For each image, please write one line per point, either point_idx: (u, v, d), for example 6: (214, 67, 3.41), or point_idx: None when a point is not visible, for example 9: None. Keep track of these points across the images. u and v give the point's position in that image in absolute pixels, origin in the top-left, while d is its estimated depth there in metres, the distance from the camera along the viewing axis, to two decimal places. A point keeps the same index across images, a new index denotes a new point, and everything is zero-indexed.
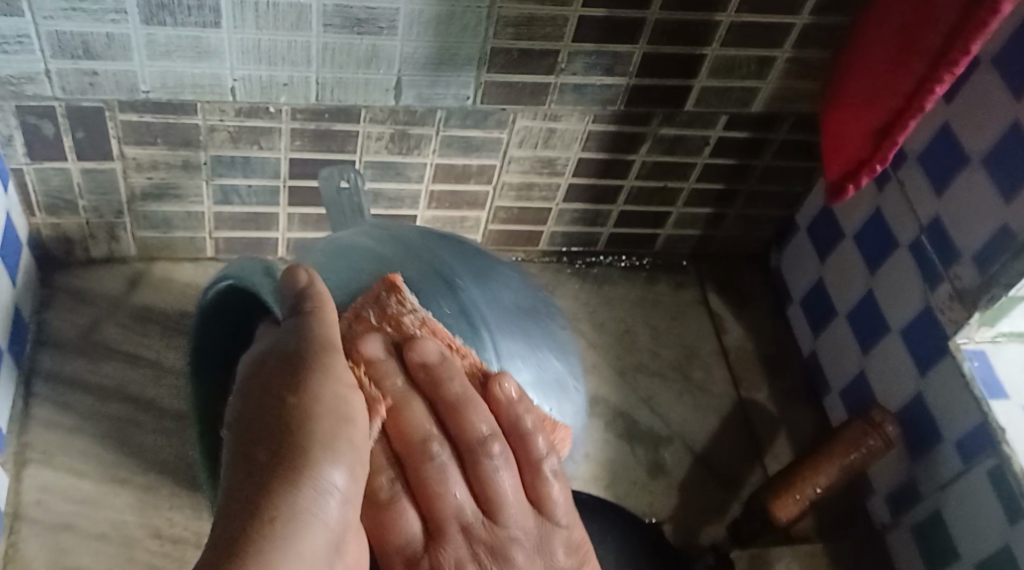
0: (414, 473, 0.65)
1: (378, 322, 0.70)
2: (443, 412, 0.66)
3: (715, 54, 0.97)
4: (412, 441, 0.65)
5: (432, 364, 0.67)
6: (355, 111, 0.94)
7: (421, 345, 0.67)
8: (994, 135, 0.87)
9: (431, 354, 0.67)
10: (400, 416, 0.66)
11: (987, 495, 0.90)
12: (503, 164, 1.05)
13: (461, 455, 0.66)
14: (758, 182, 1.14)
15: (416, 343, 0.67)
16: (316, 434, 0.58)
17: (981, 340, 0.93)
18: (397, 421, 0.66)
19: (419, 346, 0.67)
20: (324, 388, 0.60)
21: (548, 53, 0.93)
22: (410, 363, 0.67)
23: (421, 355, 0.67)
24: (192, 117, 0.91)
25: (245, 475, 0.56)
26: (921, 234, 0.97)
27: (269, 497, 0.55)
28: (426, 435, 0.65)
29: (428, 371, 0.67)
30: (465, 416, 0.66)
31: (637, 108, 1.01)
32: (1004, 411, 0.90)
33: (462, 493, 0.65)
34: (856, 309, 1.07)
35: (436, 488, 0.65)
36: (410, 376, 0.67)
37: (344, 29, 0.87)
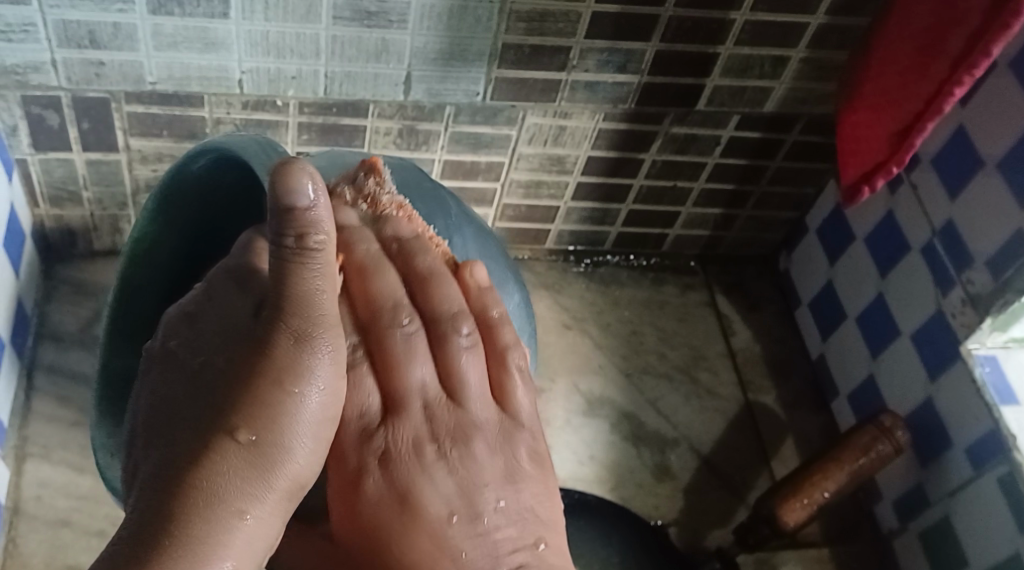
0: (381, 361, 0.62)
1: (352, 199, 0.68)
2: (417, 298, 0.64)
3: (729, 53, 0.96)
4: (382, 305, 0.63)
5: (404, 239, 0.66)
6: (364, 106, 0.93)
7: (397, 221, 0.67)
8: (1010, 137, 0.86)
9: (404, 231, 0.67)
10: (368, 282, 0.63)
11: (996, 503, 0.89)
12: (512, 161, 1.03)
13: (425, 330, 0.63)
14: (769, 184, 1.12)
15: (390, 220, 0.67)
16: (272, 413, 0.52)
17: (993, 346, 0.92)
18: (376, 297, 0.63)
19: (391, 224, 0.67)
20: (295, 360, 0.53)
21: (559, 49, 0.92)
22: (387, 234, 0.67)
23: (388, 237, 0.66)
24: (198, 110, 0.90)
25: (190, 443, 0.52)
26: (934, 237, 0.96)
27: (214, 468, 0.51)
28: (397, 299, 0.63)
29: (401, 245, 0.66)
30: (435, 287, 0.64)
31: (649, 107, 1.00)
32: (1015, 418, 0.88)
33: (425, 374, 0.62)
34: (866, 313, 1.06)
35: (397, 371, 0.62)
36: (392, 247, 0.66)
37: (354, 22, 0.86)
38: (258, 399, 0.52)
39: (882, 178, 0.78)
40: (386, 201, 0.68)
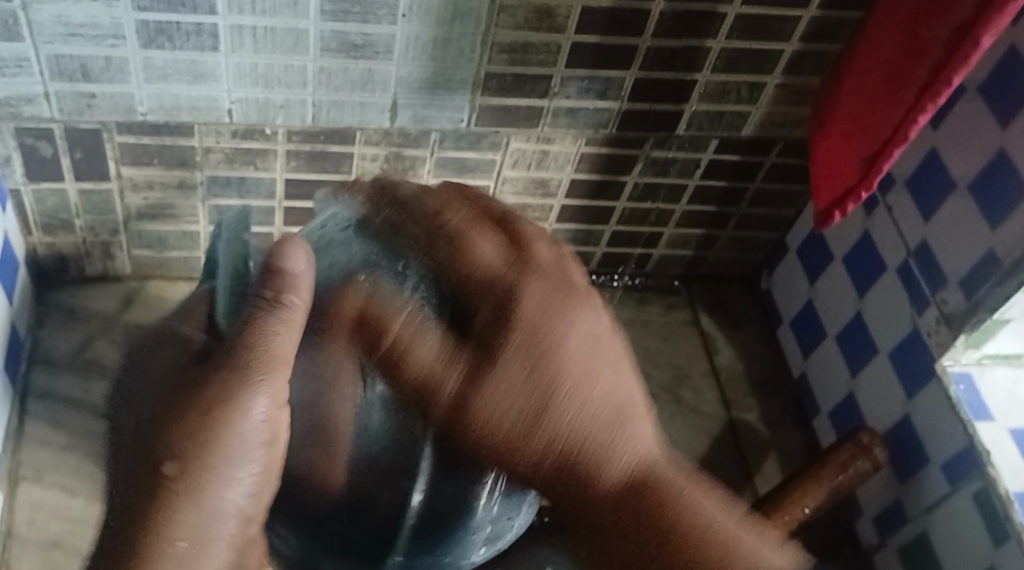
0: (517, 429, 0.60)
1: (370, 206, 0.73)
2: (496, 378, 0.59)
3: (706, 80, 0.98)
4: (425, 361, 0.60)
5: (500, 294, 0.61)
6: (351, 133, 0.95)
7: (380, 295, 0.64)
8: (980, 161, 0.89)
9: (488, 255, 0.63)
10: (469, 252, 0.63)
11: (971, 517, 0.91)
12: (496, 185, 1.06)
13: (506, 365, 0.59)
14: (749, 205, 1.15)
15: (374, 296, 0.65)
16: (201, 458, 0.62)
17: (967, 363, 0.94)
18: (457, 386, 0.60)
19: (476, 249, 0.63)
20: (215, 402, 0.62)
21: (541, 78, 0.94)
22: None
23: (483, 262, 0.62)
24: (188, 139, 0.92)
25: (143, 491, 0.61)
26: (908, 258, 0.98)
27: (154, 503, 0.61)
28: (508, 294, 0.61)
29: (501, 300, 0.61)
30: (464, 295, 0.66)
31: (629, 132, 1.02)
32: (989, 434, 0.91)
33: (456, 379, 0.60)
34: (845, 331, 1.09)
35: (552, 398, 0.59)
36: None
37: (340, 53, 0.88)
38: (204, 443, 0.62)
39: (854, 203, 0.81)
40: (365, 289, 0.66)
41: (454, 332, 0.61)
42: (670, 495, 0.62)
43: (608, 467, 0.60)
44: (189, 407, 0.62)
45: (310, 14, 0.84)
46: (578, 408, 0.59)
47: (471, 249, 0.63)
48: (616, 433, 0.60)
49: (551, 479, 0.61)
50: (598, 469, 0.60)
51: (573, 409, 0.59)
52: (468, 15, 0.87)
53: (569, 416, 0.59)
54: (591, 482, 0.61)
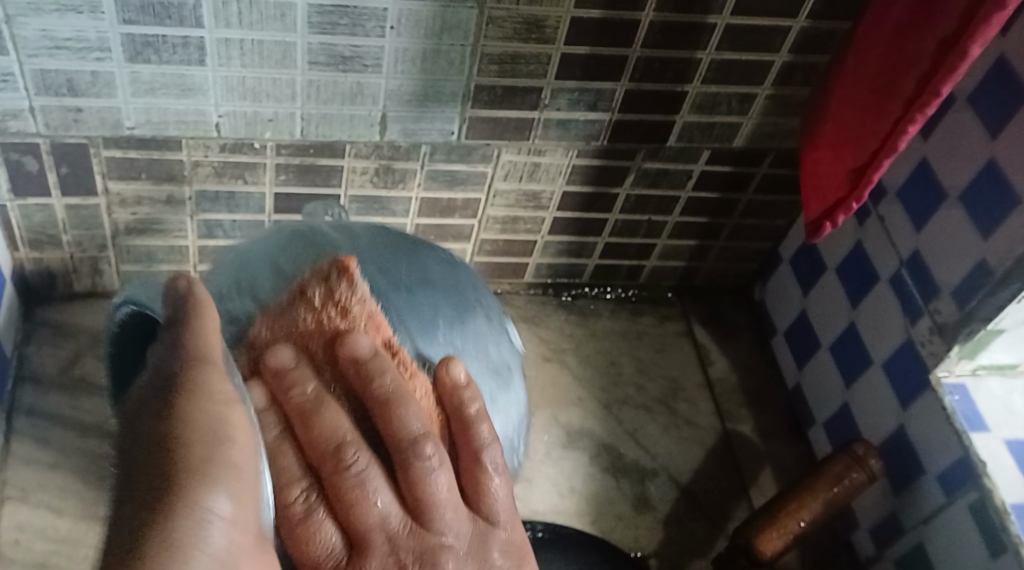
0: (403, 472, 0.64)
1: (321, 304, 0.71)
2: (403, 486, 0.65)
3: (696, 91, 0.98)
4: (325, 445, 0.64)
5: (387, 392, 0.67)
6: (340, 147, 0.94)
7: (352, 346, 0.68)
8: (971, 171, 0.88)
9: (363, 348, 0.69)
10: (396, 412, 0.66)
11: (968, 528, 0.90)
12: (488, 198, 1.05)
13: (393, 456, 0.65)
14: (741, 216, 1.15)
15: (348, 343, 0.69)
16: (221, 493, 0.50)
17: (962, 374, 0.94)
18: (359, 483, 0.63)
19: (351, 341, 0.69)
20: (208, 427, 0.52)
21: (531, 90, 0.94)
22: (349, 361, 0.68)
23: (408, 425, 0.66)
24: (176, 153, 0.91)
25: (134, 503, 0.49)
26: (901, 268, 0.98)
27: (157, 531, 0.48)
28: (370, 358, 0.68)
29: (358, 365, 0.68)
30: (397, 413, 0.66)
31: (620, 143, 1.02)
32: (984, 445, 0.90)
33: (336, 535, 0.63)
34: (838, 342, 1.08)
35: (355, 499, 0.63)
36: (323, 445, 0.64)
37: (329, 66, 0.87)
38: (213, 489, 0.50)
39: (844, 215, 0.80)
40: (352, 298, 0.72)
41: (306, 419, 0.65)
42: None
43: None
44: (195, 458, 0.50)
45: (297, 27, 0.84)
46: (452, 519, 0.65)
47: (350, 344, 0.69)
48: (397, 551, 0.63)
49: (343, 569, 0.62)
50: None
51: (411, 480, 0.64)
52: (457, 27, 0.86)
53: (372, 503, 0.63)
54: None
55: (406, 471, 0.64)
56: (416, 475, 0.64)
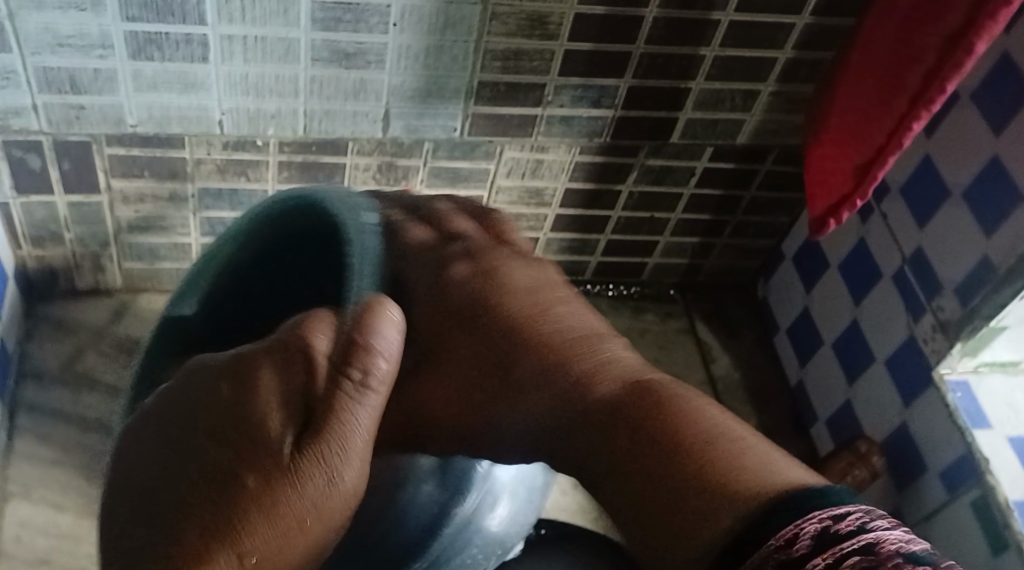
0: (525, 326, 0.58)
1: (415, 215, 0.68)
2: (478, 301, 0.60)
3: (700, 88, 0.98)
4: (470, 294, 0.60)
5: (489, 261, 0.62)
6: (343, 143, 0.94)
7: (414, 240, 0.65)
8: (975, 168, 0.88)
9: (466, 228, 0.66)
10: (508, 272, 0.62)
11: (970, 525, 0.89)
12: (491, 194, 1.05)
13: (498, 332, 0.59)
14: (744, 212, 1.15)
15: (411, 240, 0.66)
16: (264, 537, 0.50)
17: (964, 371, 0.94)
18: (500, 263, 0.62)
19: (515, 238, 0.67)
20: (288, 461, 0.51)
21: (534, 86, 0.93)
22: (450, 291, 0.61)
23: (466, 225, 0.66)
24: (178, 150, 0.91)
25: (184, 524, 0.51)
26: (904, 264, 0.98)
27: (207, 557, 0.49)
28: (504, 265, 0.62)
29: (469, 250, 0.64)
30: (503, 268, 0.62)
31: (623, 140, 1.02)
32: (987, 442, 0.90)
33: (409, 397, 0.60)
34: (841, 339, 1.09)
35: (498, 301, 0.59)
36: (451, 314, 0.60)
37: (332, 63, 0.87)
38: (269, 518, 0.50)
39: (849, 211, 0.80)
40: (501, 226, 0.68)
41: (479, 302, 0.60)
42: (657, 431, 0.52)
43: (513, 449, 0.58)
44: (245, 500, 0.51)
45: (301, 23, 0.83)
46: (571, 309, 0.59)
47: (512, 241, 0.66)
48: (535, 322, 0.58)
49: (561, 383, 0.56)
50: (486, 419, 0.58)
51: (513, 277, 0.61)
52: (460, 24, 0.86)
53: (569, 317, 0.59)
54: (592, 401, 0.54)
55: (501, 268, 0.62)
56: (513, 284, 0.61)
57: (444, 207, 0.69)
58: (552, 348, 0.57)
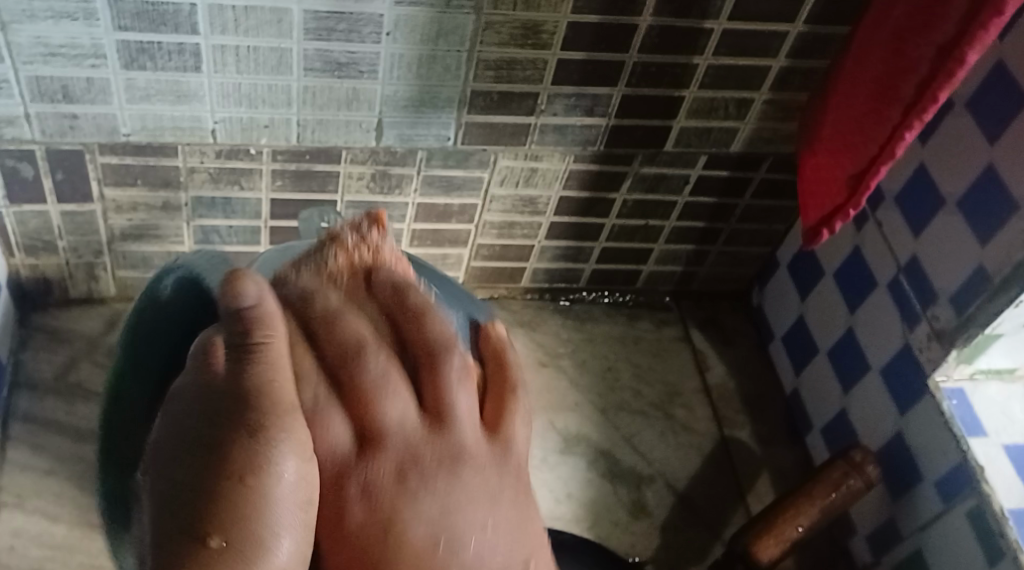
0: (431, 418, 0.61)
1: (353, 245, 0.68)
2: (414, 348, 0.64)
3: (694, 97, 0.98)
4: (347, 341, 0.62)
5: (433, 339, 0.64)
6: (336, 152, 0.94)
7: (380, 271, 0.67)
8: (969, 176, 0.88)
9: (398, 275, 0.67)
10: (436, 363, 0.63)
11: (965, 534, 0.90)
12: (484, 203, 1.05)
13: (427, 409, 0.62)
14: (739, 220, 1.15)
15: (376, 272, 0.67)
16: (238, 511, 0.51)
17: (960, 378, 0.93)
18: (417, 319, 0.65)
19: (385, 272, 0.67)
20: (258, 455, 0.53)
21: (527, 95, 0.93)
22: (335, 335, 0.62)
23: (390, 276, 0.67)
24: (172, 159, 0.91)
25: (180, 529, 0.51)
26: (899, 273, 0.98)
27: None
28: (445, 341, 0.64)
29: (395, 291, 0.66)
30: (440, 364, 0.63)
31: (617, 148, 1.02)
32: (982, 450, 0.90)
33: (344, 434, 0.59)
34: (836, 347, 1.09)
35: (375, 401, 0.60)
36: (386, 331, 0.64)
37: (325, 72, 0.87)
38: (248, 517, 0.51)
39: (842, 221, 0.80)
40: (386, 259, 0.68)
41: (345, 362, 0.61)
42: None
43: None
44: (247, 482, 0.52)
45: (293, 33, 0.83)
46: (427, 395, 0.62)
47: (377, 277, 0.66)
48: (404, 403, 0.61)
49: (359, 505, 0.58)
50: (407, 509, 0.58)
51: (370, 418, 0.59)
52: (453, 33, 0.86)
53: (400, 408, 0.60)
54: (398, 533, 0.57)
55: (410, 339, 0.64)
56: (417, 346, 0.63)
57: (306, 280, 0.66)
58: (404, 472, 0.59)
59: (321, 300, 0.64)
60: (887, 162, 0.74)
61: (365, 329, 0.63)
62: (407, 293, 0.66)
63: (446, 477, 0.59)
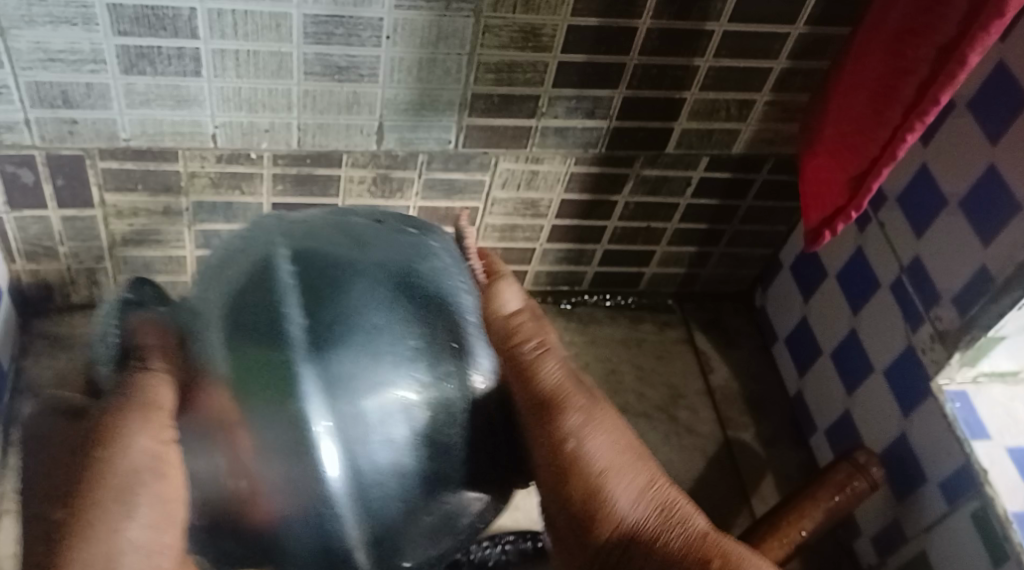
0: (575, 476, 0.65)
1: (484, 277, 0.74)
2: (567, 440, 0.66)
3: (695, 98, 0.97)
4: (542, 389, 0.67)
5: (548, 394, 0.67)
6: (337, 156, 0.94)
7: (495, 297, 0.70)
8: (971, 176, 0.87)
9: (510, 305, 0.70)
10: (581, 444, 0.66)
11: (969, 536, 0.89)
12: (486, 206, 1.05)
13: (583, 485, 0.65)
14: (741, 221, 1.15)
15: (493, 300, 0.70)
16: (102, 512, 0.60)
17: (963, 381, 0.93)
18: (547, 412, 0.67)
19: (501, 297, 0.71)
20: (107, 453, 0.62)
21: (528, 98, 0.93)
22: (537, 384, 0.67)
23: (549, 376, 0.67)
24: (172, 164, 0.91)
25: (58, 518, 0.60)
26: (902, 274, 0.97)
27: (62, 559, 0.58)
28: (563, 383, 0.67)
29: (521, 373, 0.68)
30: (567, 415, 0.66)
31: (618, 150, 1.02)
32: (986, 453, 0.89)
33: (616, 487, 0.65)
34: (840, 349, 1.08)
35: (603, 474, 0.65)
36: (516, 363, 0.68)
37: (325, 76, 0.87)
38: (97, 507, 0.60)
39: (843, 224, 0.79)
40: (517, 324, 0.69)
41: (547, 405, 0.67)
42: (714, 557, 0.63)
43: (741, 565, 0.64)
44: (90, 450, 0.62)
45: (292, 37, 0.83)
46: (626, 484, 0.65)
47: (516, 347, 0.68)
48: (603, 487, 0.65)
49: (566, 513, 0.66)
50: (611, 491, 0.65)
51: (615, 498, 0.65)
52: (453, 36, 0.86)
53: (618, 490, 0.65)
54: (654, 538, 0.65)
55: (560, 418, 0.66)
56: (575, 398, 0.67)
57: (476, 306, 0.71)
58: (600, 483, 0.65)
59: (514, 352, 0.68)
60: (884, 164, 0.73)
61: (558, 374, 0.68)
62: (523, 346, 0.68)
63: (635, 478, 0.66)
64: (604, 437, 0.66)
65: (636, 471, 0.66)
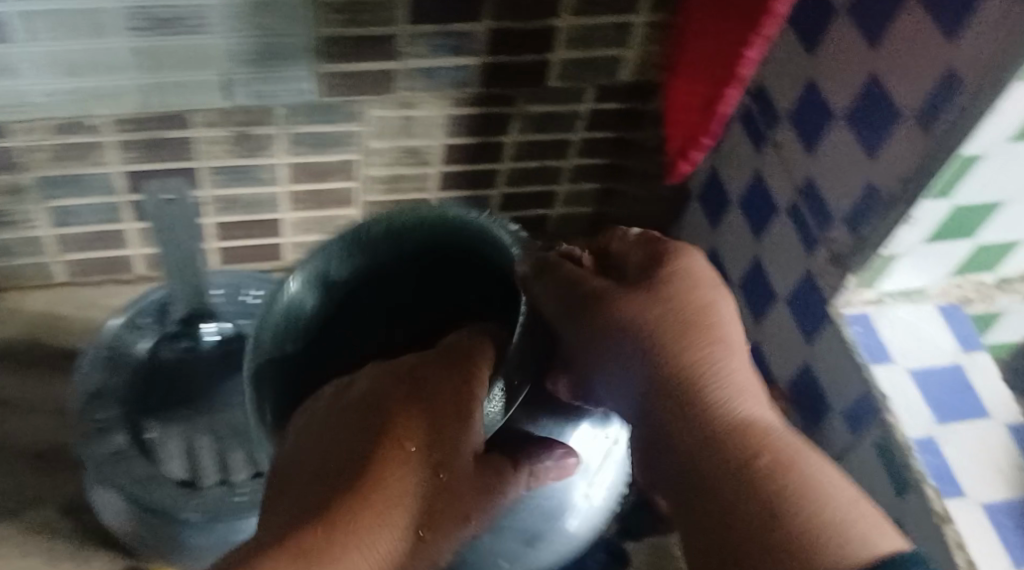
0: (696, 394, 0.64)
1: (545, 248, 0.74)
2: (674, 376, 0.65)
3: (569, 25, 0.91)
4: (574, 288, 0.68)
5: (596, 299, 0.67)
6: (185, 117, 0.88)
7: (617, 241, 0.70)
8: (856, 87, 0.82)
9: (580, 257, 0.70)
10: (676, 357, 0.65)
11: (872, 465, 0.87)
12: (364, 157, 0.99)
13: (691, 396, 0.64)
14: (644, 153, 1.09)
15: (609, 241, 0.71)
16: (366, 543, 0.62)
17: (863, 304, 0.90)
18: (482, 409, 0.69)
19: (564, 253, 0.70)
20: (373, 475, 0.64)
21: (384, 37, 0.86)
22: (564, 288, 0.68)
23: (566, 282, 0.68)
24: (5, 139, 0.86)
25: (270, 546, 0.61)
26: (798, 196, 0.92)
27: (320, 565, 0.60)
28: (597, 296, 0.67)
29: (571, 279, 0.68)
30: (677, 343, 0.65)
31: (495, 88, 0.96)
32: (887, 378, 0.86)
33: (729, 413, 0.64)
34: (747, 278, 1.04)
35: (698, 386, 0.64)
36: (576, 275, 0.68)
37: (151, 31, 0.80)
38: (350, 529, 0.62)
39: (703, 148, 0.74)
40: (609, 244, 0.71)
41: (583, 309, 0.67)
42: (788, 470, 0.61)
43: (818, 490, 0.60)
44: (344, 492, 0.63)
45: None
46: (751, 404, 0.65)
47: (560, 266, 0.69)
48: (730, 398, 0.64)
49: (688, 433, 0.64)
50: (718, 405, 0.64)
51: (727, 407, 0.64)
52: None
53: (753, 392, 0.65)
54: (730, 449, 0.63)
55: (671, 280, 0.67)
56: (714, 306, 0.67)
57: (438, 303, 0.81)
58: (697, 390, 0.64)
59: (561, 252, 0.70)
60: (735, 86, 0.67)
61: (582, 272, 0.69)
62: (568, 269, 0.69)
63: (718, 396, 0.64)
64: (635, 322, 0.66)
65: (672, 369, 0.65)
